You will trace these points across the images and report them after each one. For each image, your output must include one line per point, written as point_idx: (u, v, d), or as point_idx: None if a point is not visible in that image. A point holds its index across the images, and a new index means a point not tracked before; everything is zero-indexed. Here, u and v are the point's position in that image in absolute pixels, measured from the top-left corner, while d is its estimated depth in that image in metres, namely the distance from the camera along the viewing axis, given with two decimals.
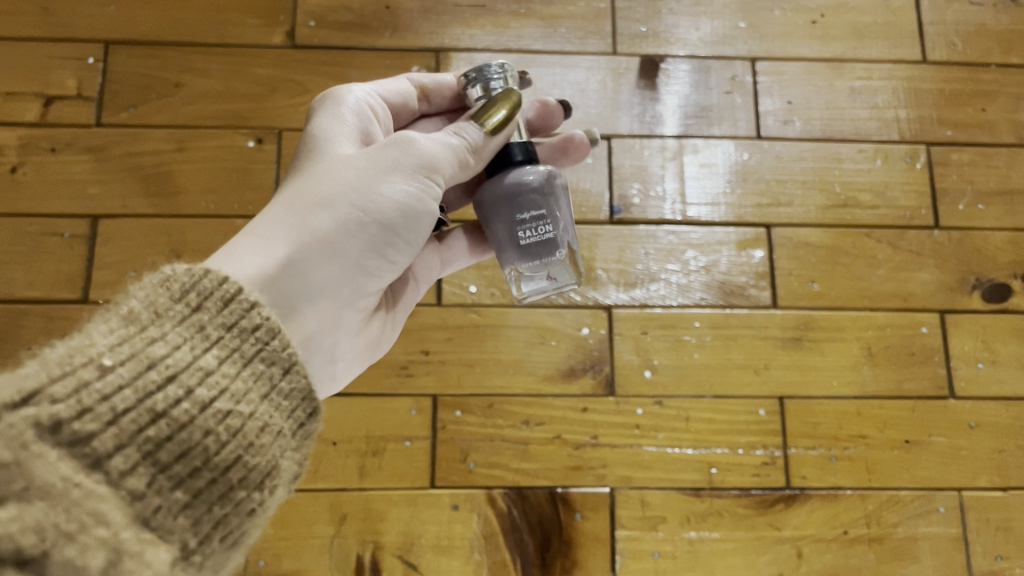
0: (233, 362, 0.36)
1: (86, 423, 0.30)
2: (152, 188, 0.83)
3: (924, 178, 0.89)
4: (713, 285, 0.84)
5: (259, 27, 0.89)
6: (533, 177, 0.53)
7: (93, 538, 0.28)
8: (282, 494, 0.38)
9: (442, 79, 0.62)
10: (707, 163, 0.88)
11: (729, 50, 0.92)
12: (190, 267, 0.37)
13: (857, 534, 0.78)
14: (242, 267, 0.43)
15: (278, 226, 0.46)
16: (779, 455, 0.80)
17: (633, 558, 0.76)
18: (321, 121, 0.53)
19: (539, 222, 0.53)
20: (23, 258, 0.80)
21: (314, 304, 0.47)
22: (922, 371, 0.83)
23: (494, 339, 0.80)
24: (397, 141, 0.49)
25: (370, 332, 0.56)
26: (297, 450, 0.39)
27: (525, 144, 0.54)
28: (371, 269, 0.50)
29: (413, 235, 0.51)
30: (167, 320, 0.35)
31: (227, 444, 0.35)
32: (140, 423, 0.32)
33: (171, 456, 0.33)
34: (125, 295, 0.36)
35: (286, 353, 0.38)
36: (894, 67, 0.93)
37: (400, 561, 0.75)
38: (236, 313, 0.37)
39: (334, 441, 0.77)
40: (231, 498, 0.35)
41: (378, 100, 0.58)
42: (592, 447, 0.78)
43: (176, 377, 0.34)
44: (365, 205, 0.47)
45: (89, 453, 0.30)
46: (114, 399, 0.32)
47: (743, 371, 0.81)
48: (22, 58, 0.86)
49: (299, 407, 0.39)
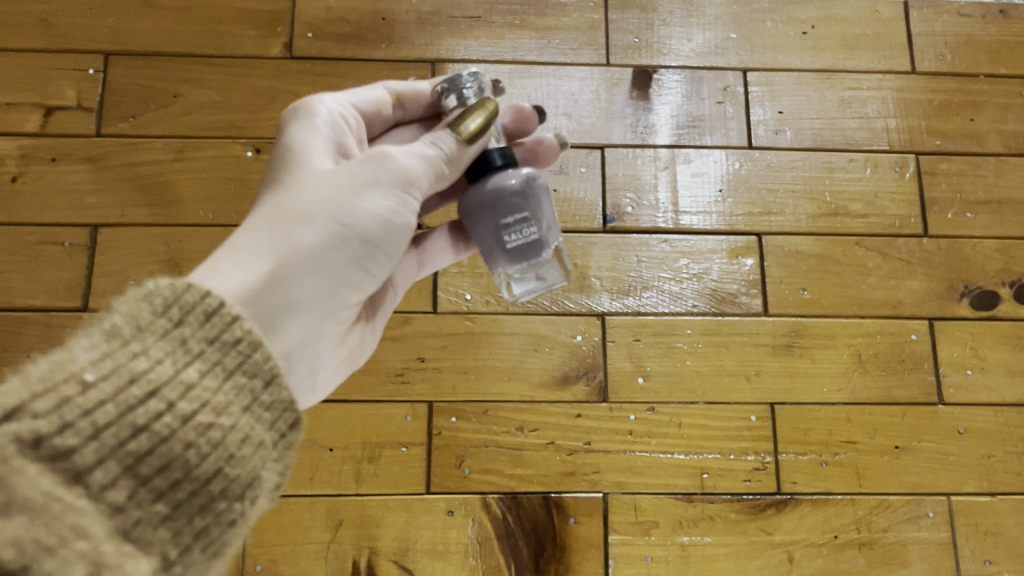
0: (215, 375, 0.37)
1: (66, 438, 0.31)
2: (151, 197, 0.84)
3: (913, 187, 0.90)
4: (704, 292, 0.85)
5: (256, 38, 0.90)
6: (513, 184, 0.54)
7: (73, 551, 0.29)
8: (264, 504, 0.39)
9: (418, 86, 0.63)
10: (699, 173, 0.89)
11: (720, 61, 0.93)
12: (172, 282, 0.38)
13: (847, 538, 0.79)
14: (223, 282, 0.45)
15: (260, 241, 0.47)
16: (770, 461, 0.81)
17: (626, 562, 0.77)
18: (295, 133, 0.53)
19: (523, 225, 0.54)
20: (23, 267, 0.81)
21: (294, 317, 0.48)
22: (911, 378, 0.84)
23: (488, 347, 0.81)
24: (375, 156, 0.50)
25: (350, 343, 0.57)
26: (277, 460, 0.39)
27: (501, 148, 0.54)
28: (352, 282, 0.51)
29: (396, 246, 0.51)
30: (150, 335, 0.36)
31: (208, 456, 0.35)
32: (120, 437, 0.33)
33: (151, 469, 0.33)
34: (109, 309, 0.36)
35: (267, 366, 0.39)
36: (883, 78, 0.94)
37: (395, 566, 0.76)
38: (218, 326, 0.38)
39: (331, 447, 0.78)
40: (212, 509, 0.35)
41: (351, 110, 0.59)
42: (585, 453, 0.79)
43: (158, 391, 0.34)
44: (346, 220, 0.48)
45: (70, 468, 0.31)
46: (96, 414, 0.32)
47: (735, 378, 0.82)
48: (23, 69, 0.87)
49: (280, 418, 0.40)
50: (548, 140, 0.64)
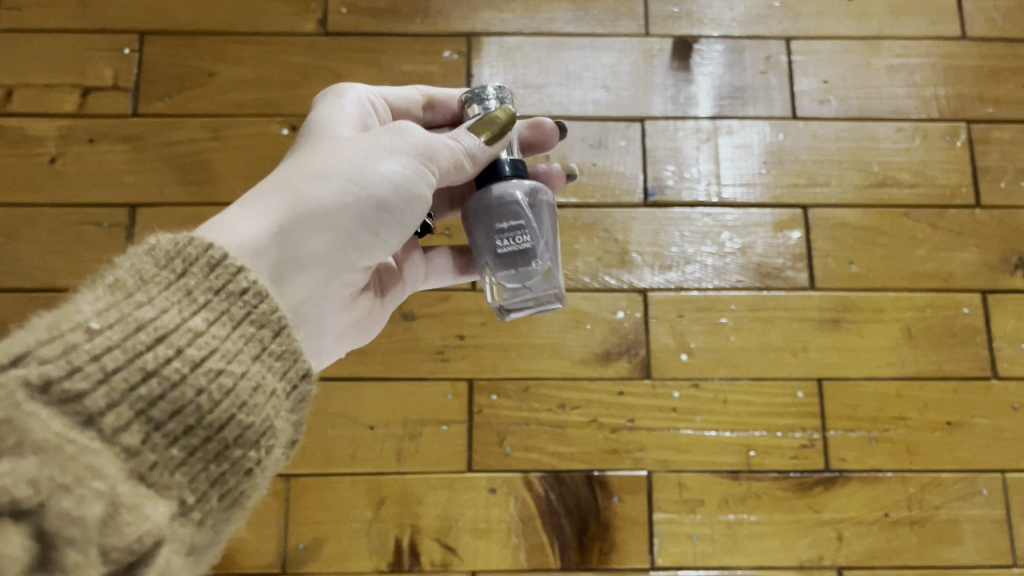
0: (222, 324, 0.37)
1: (76, 382, 0.31)
2: (188, 177, 0.84)
3: (963, 156, 0.88)
4: (749, 267, 0.83)
5: (291, 15, 0.89)
6: (517, 188, 0.51)
7: (90, 491, 0.28)
8: (278, 455, 0.39)
9: (449, 93, 0.63)
10: (743, 144, 0.87)
11: (763, 29, 0.91)
12: (173, 237, 0.38)
13: (898, 516, 0.77)
14: (239, 229, 0.44)
15: (272, 197, 0.47)
16: (818, 438, 0.79)
17: (671, 540, 0.76)
18: (322, 109, 0.55)
19: (517, 232, 0.51)
20: (64, 247, 0.81)
21: (301, 271, 0.47)
22: (964, 351, 0.82)
23: (529, 323, 0.80)
24: (394, 129, 0.50)
25: (358, 311, 0.57)
26: (292, 412, 0.41)
27: (513, 161, 0.52)
28: (362, 246, 0.50)
29: (412, 216, 0.51)
30: (154, 286, 0.36)
31: (221, 402, 0.35)
32: (131, 382, 0.32)
33: (164, 413, 0.33)
34: (110, 267, 0.36)
35: (275, 317, 0.39)
36: (932, 44, 0.91)
37: (438, 544, 0.75)
38: (223, 277, 0.38)
39: (372, 426, 0.77)
40: (228, 456, 0.35)
41: (378, 99, 0.59)
42: (628, 430, 0.78)
43: (166, 338, 0.34)
44: (361, 180, 0.48)
45: (82, 411, 0.30)
46: (104, 359, 0.32)
47: (780, 354, 0.80)
48: (60, 50, 0.87)
49: (292, 367, 0.40)
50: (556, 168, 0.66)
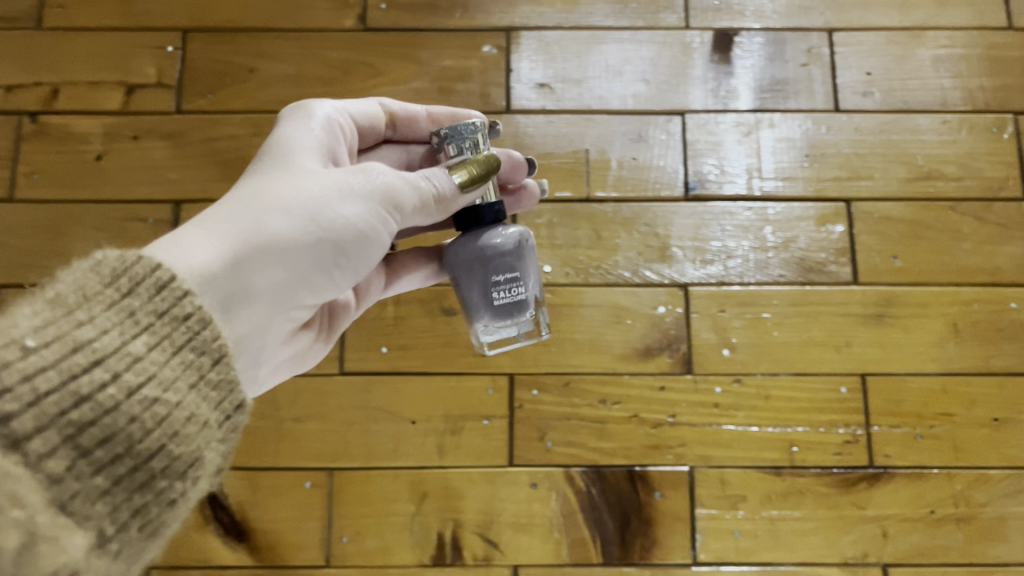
0: (162, 350, 0.37)
1: (5, 403, 0.31)
2: (230, 173, 0.84)
3: (1011, 149, 0.86)
4: (792, 262, 0.82)
5: (330, 11, 0.89)
6: (505, 240, 0.55)
7: (8, 519, 0.28)
8: (207, 487, 0.39)
9: (413, 109, 0.64)
10: (785, 137, 0.86)
11: (805, 21, 0.89)
12: (121, 254, 0.38)
13: (943, 514, 0.76)
14: (191, 254, 0.44)
15: (230, 223, 0.47)
16: (861, 434, 0.78)
17: (713, 536, 0.76)
18: (288, 130, 0.54)
19: (512, 284, 0.55)
20: (109, 243, 0.82)
21: (249, 304, 0.47)
22: (1011, 346, 0.81)
23: (569, 319, 0.80)
24: (364, 170, 0.51)
25: (296, 344, 0.58)
26: (224, 442, 0.40)
27: (494, 204, 0.55)
28: (315, 282, 0.50)
29: (367, 258, 0.51)
30: (96, 304, 0.36)
31: (152, 432, 0.35)
32: (62, 406, 0.32)
33: (93, 440, 0.33)
34: (53, 281, 0.37)
35: (216, 345, 0.40)
36: (976, 34, 0.90)
37: (480, 539, 0.76)
38: (168, 300, 0.38)
39: (413, 420, 0.78)
40: (153, 487, 0.35)
41: (343, 115, 0.59)
42: (670, 426, 0.78)
43: (102, 361, 0.34)
44: (321, 218, 0.48)
45: (7, 433, 0.31)
46: (37, 380, 0.32)
47: (822, 349, 0.80)
48: (104, 48, 0.88)
49: (227, 398, 0.40)
50: (530, 185, 0.67)
